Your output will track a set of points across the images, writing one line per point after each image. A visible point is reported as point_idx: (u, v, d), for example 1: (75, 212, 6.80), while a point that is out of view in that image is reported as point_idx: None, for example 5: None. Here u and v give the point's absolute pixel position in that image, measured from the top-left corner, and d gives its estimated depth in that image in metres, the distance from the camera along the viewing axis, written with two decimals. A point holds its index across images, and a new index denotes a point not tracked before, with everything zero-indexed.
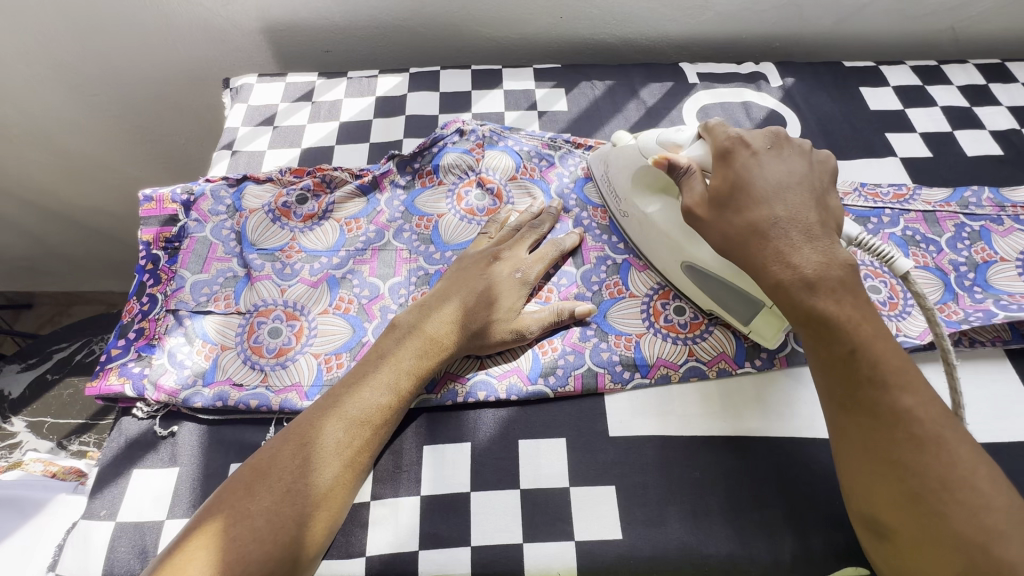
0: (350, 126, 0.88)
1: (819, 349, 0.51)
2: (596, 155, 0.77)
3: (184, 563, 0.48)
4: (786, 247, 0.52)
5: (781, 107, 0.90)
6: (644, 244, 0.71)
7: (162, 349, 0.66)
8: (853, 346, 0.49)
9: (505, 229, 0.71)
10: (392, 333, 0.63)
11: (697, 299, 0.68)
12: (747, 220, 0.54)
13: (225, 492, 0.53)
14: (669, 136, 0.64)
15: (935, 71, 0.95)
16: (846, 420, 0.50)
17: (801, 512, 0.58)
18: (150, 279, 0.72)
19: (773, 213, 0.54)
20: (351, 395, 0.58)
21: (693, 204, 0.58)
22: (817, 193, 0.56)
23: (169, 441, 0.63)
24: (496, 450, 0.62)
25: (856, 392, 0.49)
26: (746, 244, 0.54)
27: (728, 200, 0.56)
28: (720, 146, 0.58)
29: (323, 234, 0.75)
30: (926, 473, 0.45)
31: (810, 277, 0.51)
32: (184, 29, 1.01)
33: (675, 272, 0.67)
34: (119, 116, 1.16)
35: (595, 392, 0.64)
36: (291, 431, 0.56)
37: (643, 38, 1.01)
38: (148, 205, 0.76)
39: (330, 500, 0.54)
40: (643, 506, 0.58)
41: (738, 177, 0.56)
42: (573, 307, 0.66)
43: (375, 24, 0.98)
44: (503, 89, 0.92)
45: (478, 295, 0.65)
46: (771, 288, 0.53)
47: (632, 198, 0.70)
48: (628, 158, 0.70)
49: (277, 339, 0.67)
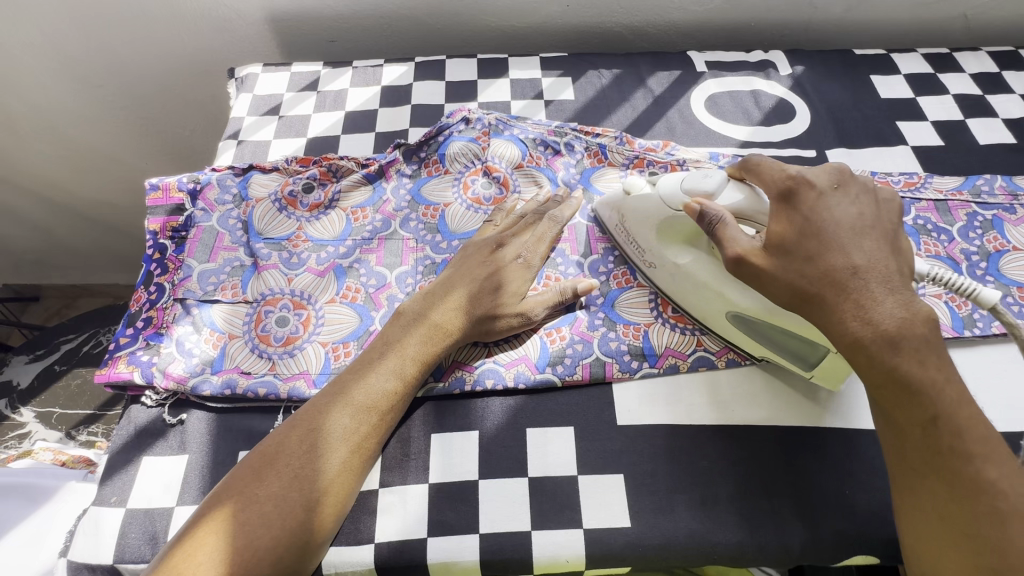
0: (355, 115, 0.88)
1: (897, 412, 0.47)
2: (604, 202, 0.72)
3: (194, 548, 0.49)
4: (863, 300, 0.48)
5: (791, 96, 0.89)
6: (677, 294, 0.66)
7: (169, 337, 0.66)
8: (935, 413, 0.46)
9: (511, 216, 0.71)
10: (397, 321, 0.63)
11: (751, 348, 0.64)
12: (820, 271, 0.50)
13: (234, 478, 0.53)
14: (696, 183, 0.60)
15: (947, 58, 0.93)
16: (914, 482, 0.47)
17: (810, 501, 0.58)
18: (157, 269, 0.72)
19: (851, 263, 0.49)
20: (358, 381, 0.58)
21: (744, 253, 0.54)
22: (889, 234, 0.52)
23: (177, 429, 0.63)
24: (504, 438, 0.61)
25: (933, 460, 0.46)
26: (822, 295, 0.49)
27: (794, 249, 0.51)
28: (779, 188, 0.55)
29: (329, 224, 0.74)
30: (1006, 550, 0.42)
31: (892, 334, 0.46)
32: (189, 19, 1.01)
33: (720, 321, 0.64)
34: (125, 108, 1.16)
35: (602, 381, 0.64)
36: (298, 418, 0.56)
37: (650, 26, 1.00)
38: (154, 194, 0.75)
39: (337, 487, 0.54)
40: (652, 495, 0.58)
41: (805, 224, 0.52)
42: (575, 285, 0.66)
43: (380, 13, 0.98)
44: (509, 78, 0.92)
45: (483, 282, 0.64)
46: (847, 346, 0.48)
47: (661, 250, 0.65)
48: (650, 210, 0.65)
49: (284, 328, 0.67)
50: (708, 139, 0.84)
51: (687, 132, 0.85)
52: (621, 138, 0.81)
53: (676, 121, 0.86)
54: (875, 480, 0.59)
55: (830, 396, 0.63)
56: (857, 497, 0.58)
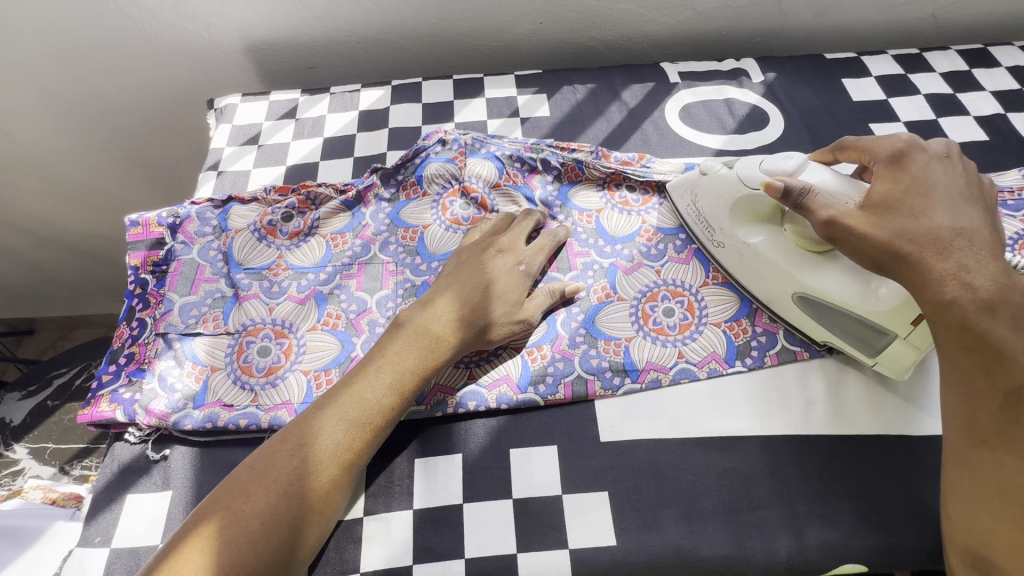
0: (333, 141, 0.89)
1: (980, 379, 0.51)
2: (677, 185, 0.75)
3: (178, 563, 0.49)
4: (966, 260, 0.52)
5: (764, 102, 0.90)
6: (743, 276, 0.69)
7: (152, 373, 0.66)
8: (1017, 384, 0.49)
9: (502, 220, 0.73)
10: (394, 332, 0.63)
11: (810, 331, 0.66)
12: (930, 232, 0.53)
13: (222, 491, 0.53)
14: (777, 164, 0.63)
15: (917, 58, 0.94)
16: (979, 454, 0.51)
17: (795, 509, 0.58)
18: (139, 304, 0.72)
19: (956, 226, 0.53)
20: (354, 393, 0.58)
21: (837, 214, 0.57)
22: (984, 204, 0.56)
23: (161, 464, 0.63)
24: (487, 461, 0.61)
25: (1005, 432, 0.50)
26: (922, 255, 0.53)
27: (896, 208, 0.55)
28: (890, 151, 0.59)
29: (310, 251, 0.75)
30: None
31: (994, 299, 0.51)
32: (168, 52, 1.02)
33: (785, 302, 0.66)
34: (108, 142, 1.17)
35: (585, 399, 0.64)
36: (291, 430, 0.56)
37: (623, 39, 1.01)
38: (134, 230, 0.76)
39: (324, 504, 0.54)
40: (637, 511, 0.58)
41: (913, 183, 0.56)
42: (563, 287, 0.68)
43: (356, 38, 0.99)
44: (485, 97, 0.93)
45: (482, 288, 0.65)
46: (941, 304, 0.52)
47: (731, 229, 0.68)
48: (724, 188, 0.68)
49: (267, 358, 0.67)
50: (682, 150, 0.85)
51: (662, 143, 0.86)
52: (597, 152, 0.81)
53: (651, 132, 0.87)
54: (859, 486, 0.59)
55: (817, 402, 0.64)
56: (843, 504, 0.58)
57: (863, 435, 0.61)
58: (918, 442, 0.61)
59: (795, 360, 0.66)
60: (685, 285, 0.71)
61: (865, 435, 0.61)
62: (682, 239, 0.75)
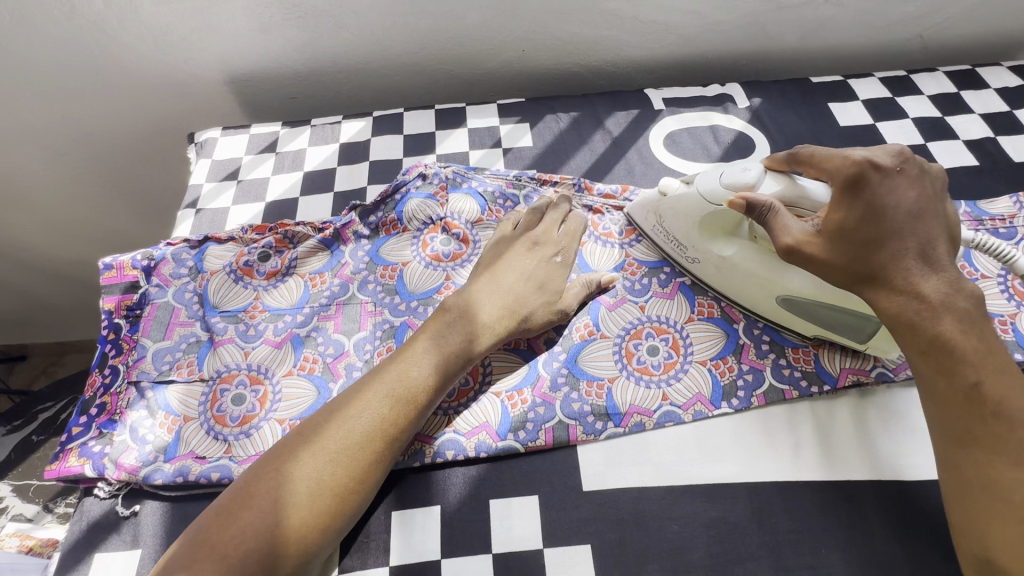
0: (315, 175, 0.88)
1: (940, 381, 0.51)
2: (640, 204, 0.75)
3: (230, 521, 0.51)
4: (917, 271, 0.53)
5: (749, 129, 0.88)
6: (725, 286, 0.69)
7: (123, 424, 0.65)
8: (978, 379, 0.50)
9: (531, 214, 0.75)
10: (442, 317, 0.65)
11: (799, 327, 0.67)
12: (885, 251, 0.54)
13: (273, 454, 0.55)
14: (737, 177, 0.61)
15: (904, 81, 0.93)
16: (955, 454, 0.50)
17: (784, 559, 0.56)
18: (111, 350, 0.70)
19: (911, 238, 0.54)
20: (398, 370, 0.60)
21: (796, 243, 0.56)
22: (937, 211, 0.56)
23: (131, 521, 0.61)
24: (467, 513, 0.59)
25: (976, 427, 0.49)
26: (878, 270, 0.54)
27: (853, 234, 0.55)
28: (846, 175, 0.56)
29: (288, 292, 0.74)
30: None
31: (943, 304, 0.52)
32: (149, 84, 1.01)
33: (770, 307, 0.67)
34: (93, 173, 1.16)
35: (567, 445, 0.62)
36: (338, 402, 0.58)
37: (608, 65, 1.00)
38: (108, 273, 0.74)
39: (368, 474, 0.55)
40: (620, 565, 0.56)
41: (866, 209, 0.55)
42: (600, 279, 0.71)
43: (338, 68, 0.98)
44: (467, 127, 0.92)
45: (525, 279, 0.68)
46: (891, 317, 0.54)
47: (703, 244, 0.68)
48: (687, 207, 0.67)
49: (241, 406, 0.65)
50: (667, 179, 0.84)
51: (647, 173, 0.84)
52: (580, 185, 0.80)
53: (635, 161, 0.86)
54: (850, 536, 0.57)
55: (806, 447, 0.62)
56: (834, 555, 0.56)
57: (854, 481, 0.59)
58: (911, 488, 0.59)
59: (784, 400, 0.64)
60: (670, 321, 0.70)
61: (856, 481, 0.59)
62: (667, 272, 0.74)
